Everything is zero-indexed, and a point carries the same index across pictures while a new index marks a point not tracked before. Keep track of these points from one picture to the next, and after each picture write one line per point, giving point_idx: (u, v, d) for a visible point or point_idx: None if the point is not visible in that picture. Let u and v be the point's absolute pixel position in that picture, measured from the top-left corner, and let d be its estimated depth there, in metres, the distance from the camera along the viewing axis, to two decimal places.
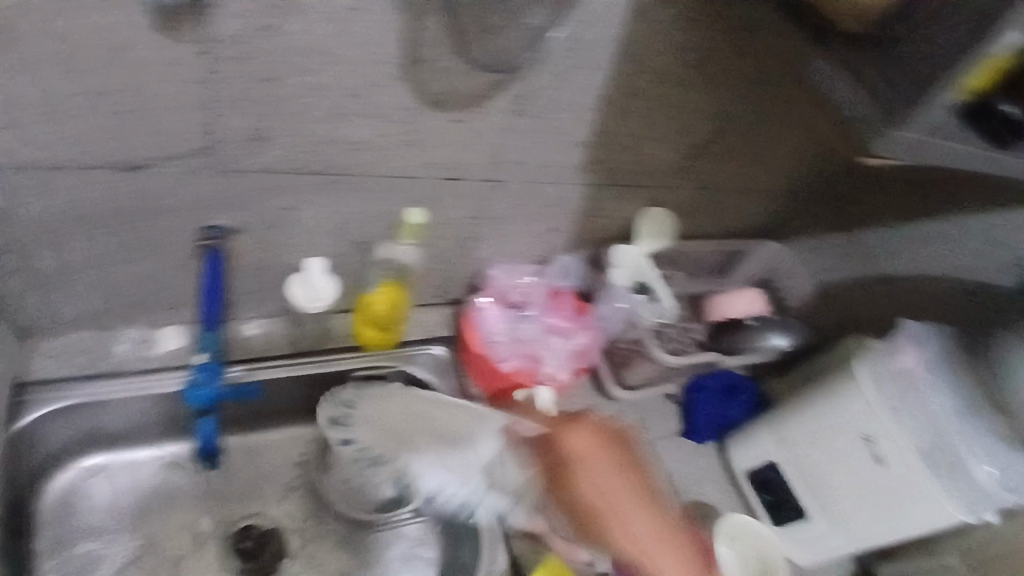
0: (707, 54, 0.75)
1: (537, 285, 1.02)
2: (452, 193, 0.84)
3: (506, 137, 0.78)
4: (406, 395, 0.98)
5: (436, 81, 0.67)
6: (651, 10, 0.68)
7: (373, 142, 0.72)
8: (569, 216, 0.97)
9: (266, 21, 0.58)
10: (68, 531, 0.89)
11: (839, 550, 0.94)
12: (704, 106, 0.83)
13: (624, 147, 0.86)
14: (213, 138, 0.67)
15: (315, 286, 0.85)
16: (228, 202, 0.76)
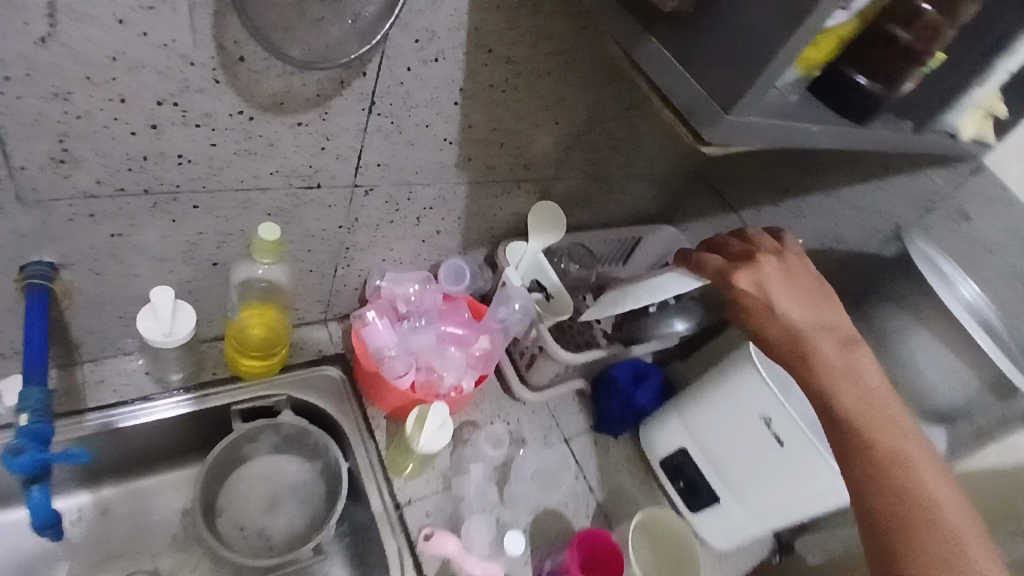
0: (564, 43, 0.74)
1: (427, 292, 0.96)
2: (314, 202, 0.78)
3: (365, 138, 0.72)
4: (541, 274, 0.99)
5: (269, 83, 0.60)
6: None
7: (209, 155, 0.65)
8: (452, 217, 0.93)
9: (48, 30, 0.50)
10: None
11: (751, 530, 0.93)
12: (569, 92, 0.81)
13: (496, 141, 0.83)
14: (8, 167, 0.57)
15: (167, 318, 0.76)
16: (45, 235, 0.65)
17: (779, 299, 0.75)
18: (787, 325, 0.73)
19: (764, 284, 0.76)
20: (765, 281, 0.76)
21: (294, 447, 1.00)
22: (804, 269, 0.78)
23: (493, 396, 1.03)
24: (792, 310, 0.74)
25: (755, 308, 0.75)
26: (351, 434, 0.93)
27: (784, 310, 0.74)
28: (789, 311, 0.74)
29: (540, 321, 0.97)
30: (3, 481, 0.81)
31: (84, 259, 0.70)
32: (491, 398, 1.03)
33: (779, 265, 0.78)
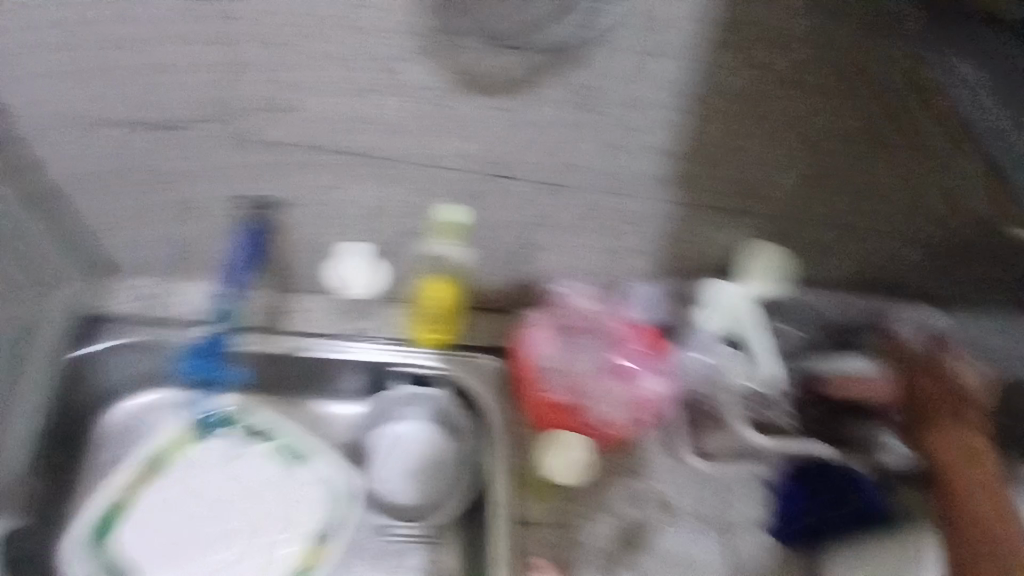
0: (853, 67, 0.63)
1: (604, 312, 0.86)
2: (505, 190, 0.73)
3: (564, 134, 0.67)
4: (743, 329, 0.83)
5: (466, 61, 0.61)
6: None
7: (410, 122, 0.65)
8: (655, 238, 0.81)
9: None
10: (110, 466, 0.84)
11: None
12: (821, 116, 0.67)
13: (719, 163, 0.71)
14: None
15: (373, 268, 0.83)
16: (270, 174, 0.73)
17: (948, 410, 0.75)
18: (942, 430, 0.74)
19: (955, 397, 0.76)
20: (961, 405, 0.75)
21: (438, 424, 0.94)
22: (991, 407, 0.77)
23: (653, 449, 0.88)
24: (964, 426, 0.74)
25: (927, 409, 0.76)
26: (493, 436, 0.87)
27: (954, 424, 0.74)
28: (955, 425, 0.74)
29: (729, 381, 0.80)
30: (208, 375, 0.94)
31: (298, 200, 0.76)
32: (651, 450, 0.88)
33: (977, 403, 0.76)
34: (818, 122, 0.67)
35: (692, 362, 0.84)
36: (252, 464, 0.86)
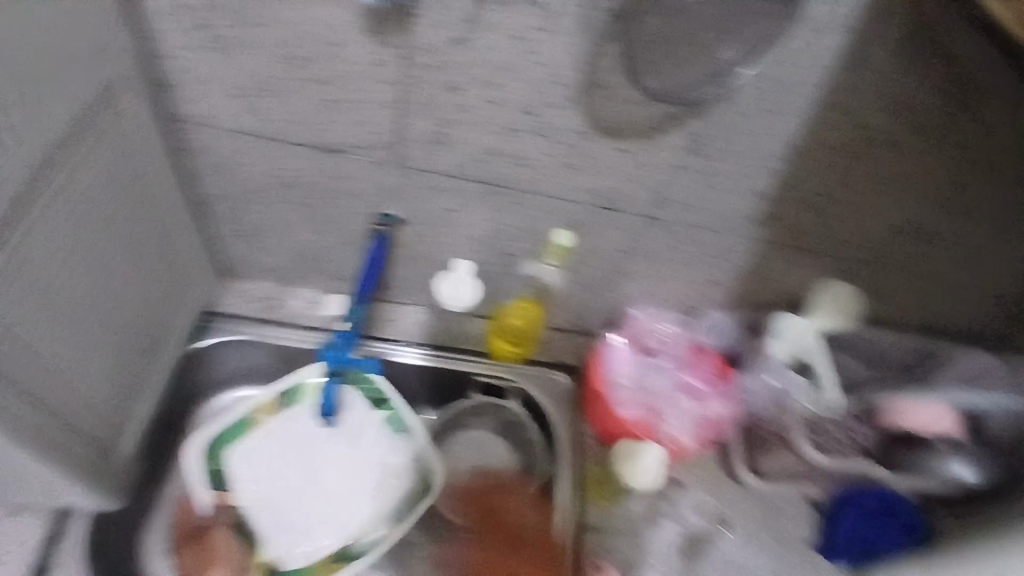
0: (991, 154, 0.69)
1: (676, 335, 0.96)
2: (608, 223, 0.82)
3: (675, 174, 0.74)
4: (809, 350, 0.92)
5: (611, 110, 0.67)
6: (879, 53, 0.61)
7: (541, 160, 0.73)
8: (731, 270, 0.90)
9: (466, 35, 0.61)
10: None
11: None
12: (909, 171, 0.72)
13: (814, 205, 0.78)
14: (401, 136, 0.72)
15: (461, 287, 0.86)
16: (401, 195, 0.80)
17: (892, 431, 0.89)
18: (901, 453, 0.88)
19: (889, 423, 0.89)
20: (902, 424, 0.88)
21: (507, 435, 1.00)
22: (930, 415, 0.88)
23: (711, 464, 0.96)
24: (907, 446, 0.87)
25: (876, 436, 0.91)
26: (565, 445, 0.95)
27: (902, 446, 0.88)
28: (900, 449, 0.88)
29: None
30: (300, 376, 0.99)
31: (419, 220, 0.83)
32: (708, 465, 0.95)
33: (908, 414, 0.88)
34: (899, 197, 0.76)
35: (755, 385, 0.93)
36: (356, 427, 0.94)
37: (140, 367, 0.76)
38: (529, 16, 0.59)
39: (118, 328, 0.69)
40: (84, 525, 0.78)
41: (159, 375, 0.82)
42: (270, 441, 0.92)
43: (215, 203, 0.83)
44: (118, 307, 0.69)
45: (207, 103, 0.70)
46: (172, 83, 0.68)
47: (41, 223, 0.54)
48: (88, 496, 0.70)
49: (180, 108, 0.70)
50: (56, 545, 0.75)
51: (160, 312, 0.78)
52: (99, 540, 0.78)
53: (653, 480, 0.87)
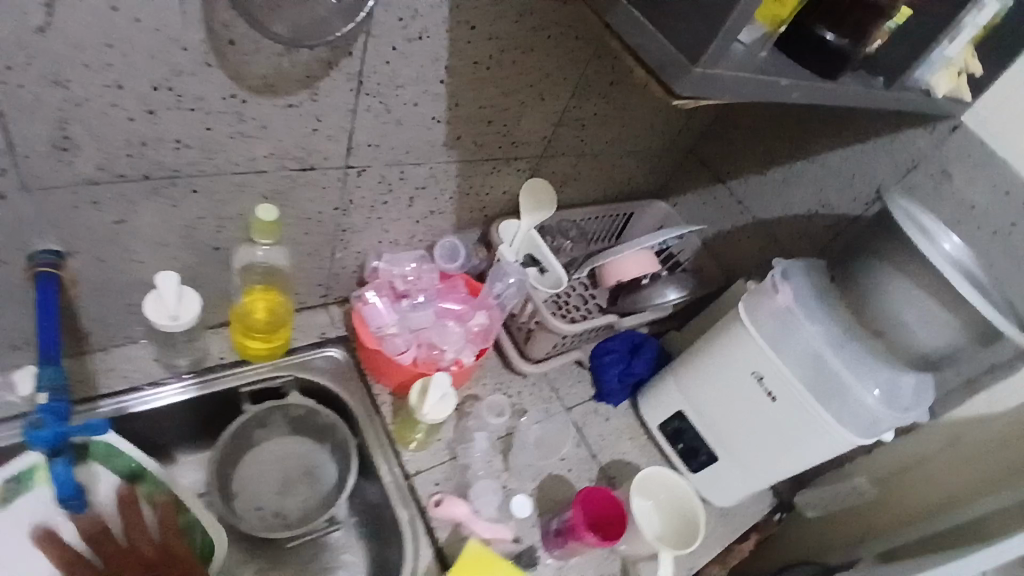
0: (595, 35, 0.83)
1: (422, 271, 0.99)
2: (309, 184, 0.79)
3: (354, 118, 0.74)
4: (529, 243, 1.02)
5: (255, 64, 0.63)
6: None
7: (202, 137, 0.67)
8: (445, 196, 0.95)
9: (45, 20, 0.52)
10: None
11: (743, 490, 0.99)
12: (549, 68, 0.83)
13: (492, 110, 0.85)
14: (13, 154, 0.59)
15: (170, 298, 0.76)
16: (47, 219, 0.66)
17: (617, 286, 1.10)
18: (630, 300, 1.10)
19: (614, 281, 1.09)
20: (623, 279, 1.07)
21: (305, 427, 0.98)
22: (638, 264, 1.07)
23: (492, 371, 1.06)
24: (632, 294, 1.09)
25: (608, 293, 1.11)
26: (361, 413, 0.95)
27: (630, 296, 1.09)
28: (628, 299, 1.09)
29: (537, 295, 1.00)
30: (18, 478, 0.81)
31: (88, 244, 0.72)
32: (490, 373, 1.05)
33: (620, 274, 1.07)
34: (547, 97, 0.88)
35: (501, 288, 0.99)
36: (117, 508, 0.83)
37: None
38: None
39: None
40: None
41: None
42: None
43: None
44: None
45: None
46: None
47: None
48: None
49: None
50: None
51: None
52: None
53: (441, 411, 0.85)
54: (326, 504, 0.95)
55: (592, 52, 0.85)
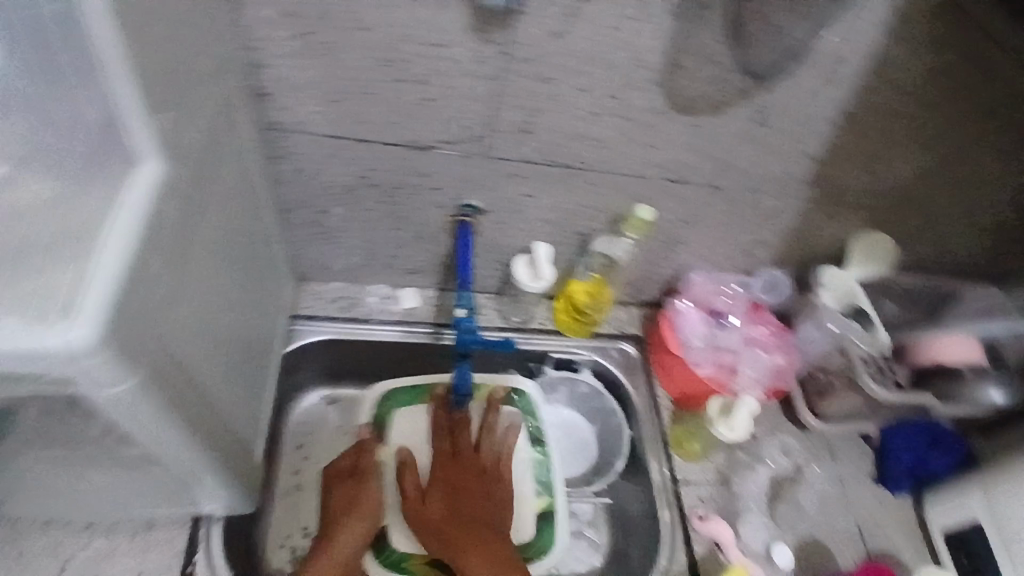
0: (997, 101, 0.78)
1: (739, 295, 1.03)
2: (675, 195, 0.87)
3: (740, 144, 0.80)
4: (855, 296, 0.99)
5: (691, 87, 0.72)
6: (913, 34, 0.70)
7: (620, 140, 0.77)
8: (779, 230, 0.97)
9: (562, 27, 0.65)
10: (309, 445, 0.97)
11: None
12: (940, 126, 0.80)
13: (870, 153, 0.84)
14: (489, 127, 0.74)
15: (541, 268, 0.91)
16: (479, 180, 0.82)
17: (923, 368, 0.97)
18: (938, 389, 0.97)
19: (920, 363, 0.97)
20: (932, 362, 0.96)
21: (584, 407, 1.06)
22: (956, 351, 0.95)
23: (771, 414, 1.04)
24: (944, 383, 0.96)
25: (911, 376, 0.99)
26: (642, 411, 1.00)
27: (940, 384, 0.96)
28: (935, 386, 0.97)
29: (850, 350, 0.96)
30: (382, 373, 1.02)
31: (496, 207, 0.86)
32: (769, 415, 1.04)
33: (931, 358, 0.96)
34: (917, 154, 0.85)
35: (812, 333, 1.01)
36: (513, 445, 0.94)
37: (251, 372, 0.76)
38: (623, 6, 0.64)
39: (241, 341, 0.72)
40: (218, 525, 0.81)
41: (266, 379, 0.82)
42: (417, 417, 0.95)
43: (299, 209, 0.85)
44: (238, 321, 0.70)
45: (301, 112, 0.71)
46: (269, 92, 0.69)
47: (187, 255, 0.55)
48: (213, 484, 0.69)
49: (273, 116, 0.72)
50: (195, 551, 0.79)
51: (261, 320, 0.78)
52: (235, 539, 0.83)
53: (745, 433, 0.92)
54: (585, 480, 1.02)
55: (980, 116, 0.80)
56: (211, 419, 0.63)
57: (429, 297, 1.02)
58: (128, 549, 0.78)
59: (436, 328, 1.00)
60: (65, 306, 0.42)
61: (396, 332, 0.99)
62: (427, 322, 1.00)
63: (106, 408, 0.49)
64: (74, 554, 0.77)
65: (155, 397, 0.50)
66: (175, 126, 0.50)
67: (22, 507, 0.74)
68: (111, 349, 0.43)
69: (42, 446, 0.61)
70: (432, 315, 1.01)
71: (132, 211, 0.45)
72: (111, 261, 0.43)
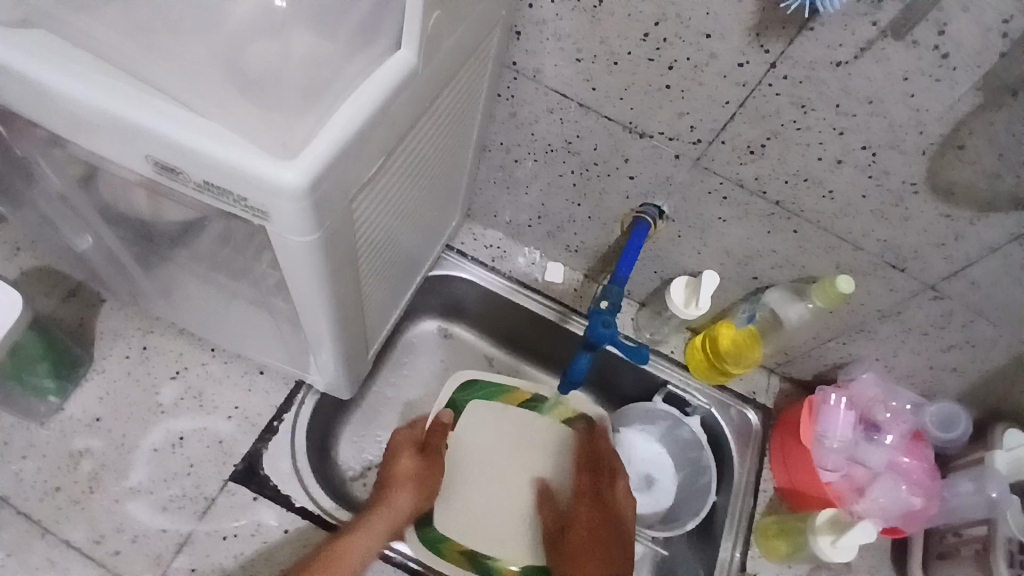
0: None
1: (905, 417, 0.91)
2: (880, 279, 0.77)
3: (988, 256, 0.69)
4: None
5: (960, 173, 0.63)
6: None
7: (850, 200, 0.69)
8: (982, 365, 0.83)
9: (848, 58, 0.58)
10: (411, 366, 1.01)
11: None
12: None
13: None
14: (715, 137, 0.70)
15: (700, 295, 0.84)
16: (677, 187, 0.78)
17: None
18: None
19: None
20: None
21: (679, 452, 0.99)
22: None
23: (880, 554, 0.91)
24: None
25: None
26: (738, 483, 0.91)
27: None
28: None
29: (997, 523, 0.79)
30: (501, 330, 1.03)
31: (681, 219, 0.82)
32: (877, 553, 0.91)
33: None
34: None
35: (967, 489, 0.85)
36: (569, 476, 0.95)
37: (396, 280, 0.78)
38: (929, 60, 0.55)
39: (402, 249, 0.74)
40: (313, 396, 0.87)
41: (402, 295, 0.85)
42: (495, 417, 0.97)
43: (495, 149, 0.87)
44: (406, 230, 0.72)
45: (541, 59, 0.71)
46: (521, 31, 0.69)
47: (405, 149, 0.56)
48: (332, 363, 0.72)
49: (515, 56, 0.73)
50: (285, 410, 0.84)
51: (421, 238, 0.80)
52: (321, 416, 0.88)
53: (847, 557, 0.78)
54: (648, 525, 0.95)
55: None
56: (356, 306, 0.65)
57: (573, 280, 1.00)
58: (236, 384, 0.85)
59: (564, 311, 0.97)
60: (293, 147, 0.42)
61: (527, 298, 0.98)
62: (562, 303, 0.98)
63: (280, 254, 0.49)
64: (195, 367, 0.86)
65: (320, 261, 0.49)
66: (443, 25, 0.50)
67: (175, 311, 0.83)
68: (310, 201, 0.43)
69: (217, 265, 0.68)
70: (569, 298, 0.99)
71: (381, 84, 0.46)
72: (339, 122, 0.43)
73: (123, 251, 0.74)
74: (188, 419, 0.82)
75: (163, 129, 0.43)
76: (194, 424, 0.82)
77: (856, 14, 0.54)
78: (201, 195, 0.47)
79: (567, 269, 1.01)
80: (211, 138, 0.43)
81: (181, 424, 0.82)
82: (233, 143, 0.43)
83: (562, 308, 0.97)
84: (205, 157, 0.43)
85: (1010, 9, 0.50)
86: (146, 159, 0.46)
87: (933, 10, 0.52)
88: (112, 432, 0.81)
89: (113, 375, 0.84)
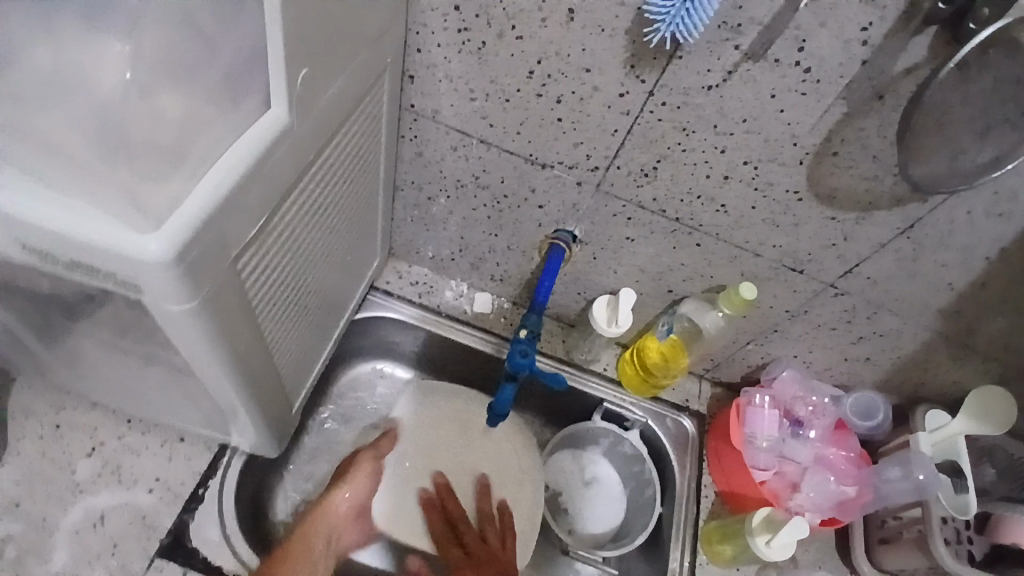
0: None
1: (827, 409, 0.94)
2: (784, 282, 0.81)
3: (877, 252, 0.73)
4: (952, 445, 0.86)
5: (840, 179, 0.66)
6: None
7: (743, 212, 0.73)
8: (891, 352, 0.88)
9: (718, 81, 0.61)
10: (346, 412, 0.99)
11: None
12: None
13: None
14: (610, 163, 0.72)
15: (620, 313, 0.86)
16: (585, 213, 0.80)
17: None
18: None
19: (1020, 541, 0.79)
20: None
21: (623, 467, 0.99)
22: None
23: (822, 544, 0.94)
24: None
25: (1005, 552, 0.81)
26: (680, 491, 0.93)
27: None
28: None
29: (927, 502, 0.83)
30: (437, 365, 1.03)
31: (594, 242, 0.84)
32: (820, 544, 0.94)
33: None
34: None
35: (895, 475, 0.87)
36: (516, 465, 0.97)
37: (313, 328, 0.78)
38: (792, 78, 0.59)
39: (313, 299, 0.73)
40: (240, 456, 0.84)
41: (324, 342, 0.85)
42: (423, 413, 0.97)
43: (407, 188, 0.87)
44: (315, 279, 0.71)
45: (437, 100, 0.73)
46: (413, 75, 0.71)
47: (293, 204, 0.56)
48: (251, 423, 0.71)
49: (412, 99, 0.74)
50: (211, 474, 0.82)
51: (337, 283, 0.80)
52: (251, 475, 0.86)
53: (785, 555, 0.80)
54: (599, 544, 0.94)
55: None
56: (263, 361, 0.64)
57: (501, 308, 1.01)
58: (156, 453, 0.82)
59: (499, 341, 0.98)
60: (155, 216, 0.42)
61: (457, 331, 0.98)
62: (493, 332, 0.99)
63: (162, 322, 0.48)
64: (114, 440, 0.82)
65: (205, 325, 0.49)
66: (315, 82, 0.50)
67: (86, 383, 0.79)
68: (179, 271, 0.42)
69: (117, 335, 0.66)
70: (499, 327, 0.99)
71: (249, 146, 0.45)
72: (206, 189, 0.43)
73: (22, 327, 0.71)
74: (106, 496, 0.78)
75: (18, 209, 0.41)
76: (113, 501, 0.78)
77: (718, 40, 0.57)
78: (71, 272, 0.46)
79: (496, 298, 1.02)
80: (73, 216, 0.42)
81: (100, 502, 0.78)
82: (90, 218, 0.41)
83: (496, 338, 0.98)
84: (63, 235, 0.41)
85: (862, 22, 0.53)
86: (15, 244, 0.44)
87: (789, 29, 0.55)
88: (33, 515, 0.76)
89: (28, 455, 0.79)
